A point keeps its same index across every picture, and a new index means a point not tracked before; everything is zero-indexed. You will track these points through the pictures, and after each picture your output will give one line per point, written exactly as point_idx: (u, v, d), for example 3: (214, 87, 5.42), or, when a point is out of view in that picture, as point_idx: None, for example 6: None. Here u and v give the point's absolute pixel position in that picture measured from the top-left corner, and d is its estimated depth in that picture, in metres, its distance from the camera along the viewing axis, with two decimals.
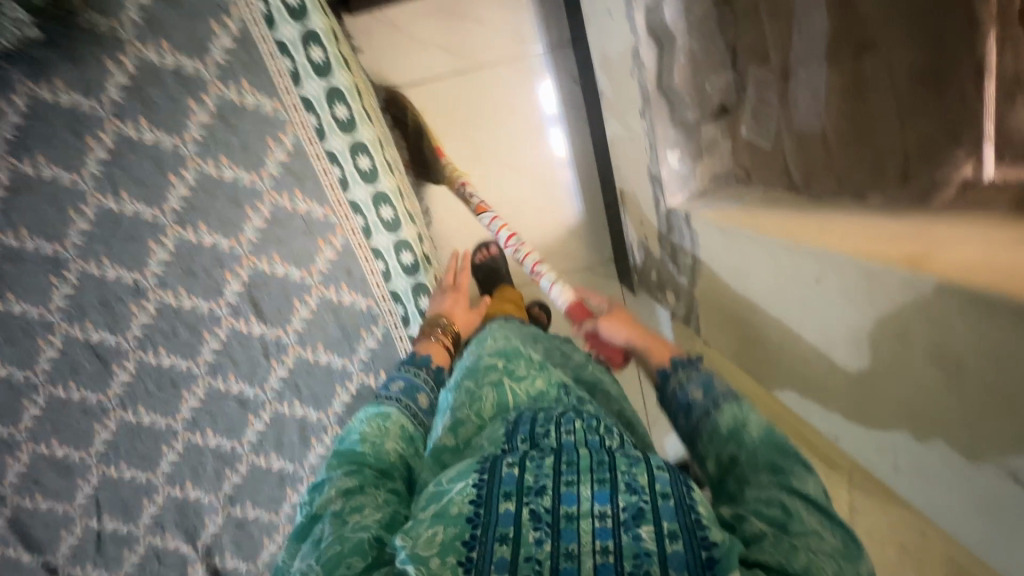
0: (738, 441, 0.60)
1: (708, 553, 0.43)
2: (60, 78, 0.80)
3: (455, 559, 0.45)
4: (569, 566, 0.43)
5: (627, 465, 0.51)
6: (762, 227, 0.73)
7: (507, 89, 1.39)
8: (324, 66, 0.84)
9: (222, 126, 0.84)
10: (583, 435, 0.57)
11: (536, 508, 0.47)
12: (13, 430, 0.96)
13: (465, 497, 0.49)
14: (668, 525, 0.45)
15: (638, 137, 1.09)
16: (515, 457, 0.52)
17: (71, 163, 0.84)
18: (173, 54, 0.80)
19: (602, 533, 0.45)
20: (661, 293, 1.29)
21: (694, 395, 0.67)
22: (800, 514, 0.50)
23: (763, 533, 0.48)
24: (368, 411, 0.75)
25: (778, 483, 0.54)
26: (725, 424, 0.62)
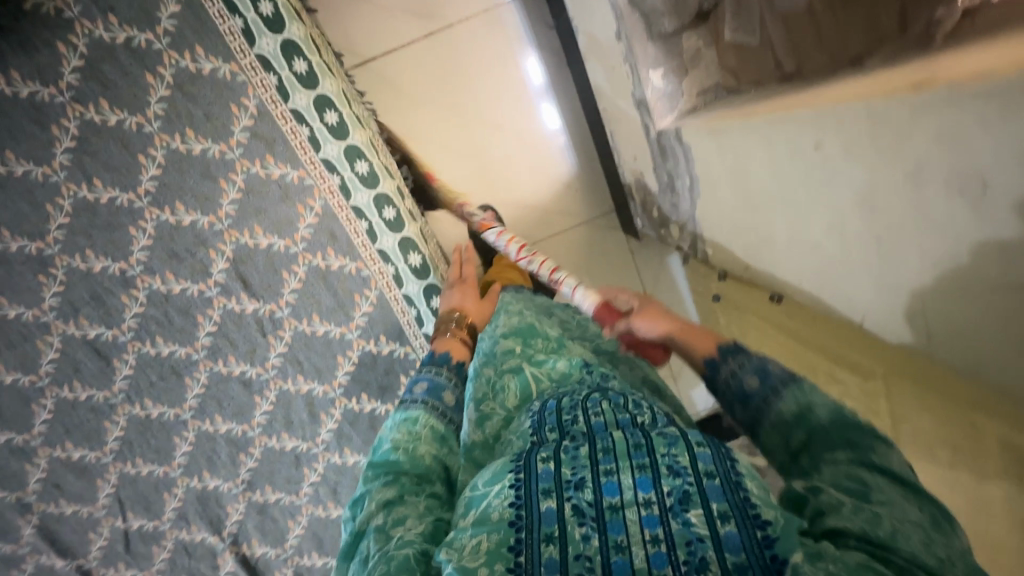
0: (805, 423, 0.51)
1: (763, 532, 0.40)
2: (13, 67, 0.78)
3: (503, 566, 0.41)
4: (620, 560, 0.40)
5: (666, 446, 0.47)
6: (754, 113, 0.67)
7: (481, 44, 1.35)
8: (275, 19, 0.81)
9: (182, 98, 0.82)
10: (613, 416, 0.53)
11: (578, 503, 0.44)
12: (28, 436, 0.96)
13: (504, 501, 0.45)
14: (716, 505, 0.42)
15: (617, 62, 1.04)
16: (549, 449, 0.49)
17: (40, 157, 0.83)
18: (123, 28, 0.79)
19: (649, 521, 0.42)
20: (665, 231, 1.24)
21: (751, 384, 0.56)
22: (882, 486, 0.45)
23: (840, 503, 0.43)
24: (392, 419, 0.68)
25: (858, 457, 0.47)
26: (790, 406, 0.52)
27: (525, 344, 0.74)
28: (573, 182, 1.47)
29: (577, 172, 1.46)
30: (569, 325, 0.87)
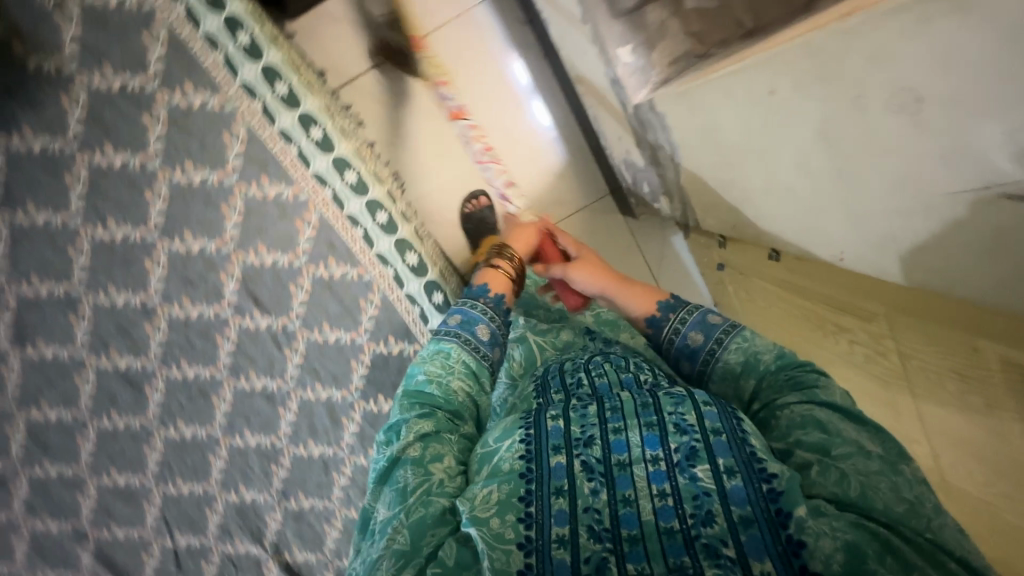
0: (753, 369, 0.61)
1: (769, 485, 0.45)
2: (27, 125, 0.86)
3: (515, 516, 0.46)
4: (628, 512, 0.46)
5: (673, 404, 0.52)
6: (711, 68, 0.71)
7: (459, 46, 1.39)
8: (253, 46, 0.84)
9: (177, 132, 0.88)
10: (616, 378, 0.61)
11: (587, 459, 0.50)
12: (77, 468, 1.03)
13: (515, 455, 0.51)
14: (722, 461, 0.47)
15: (585, 44, 1.07)
16: (557, 409, 0.55)
17: (58, 204, 0.90)
18: (117, 75, 0.85)
19: (656, 477, 0.48)
20: (658, 204, 1.24)
21: (696, 339, 0.66)
22: (841, 427, 0.51)
23: (809, 463, 0.48)
24: (426, 353, 0.70)
25: (807, 399, 0.54)
26: (734, 360, 0.62)
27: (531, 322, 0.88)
28: (566, 171, 1.50)
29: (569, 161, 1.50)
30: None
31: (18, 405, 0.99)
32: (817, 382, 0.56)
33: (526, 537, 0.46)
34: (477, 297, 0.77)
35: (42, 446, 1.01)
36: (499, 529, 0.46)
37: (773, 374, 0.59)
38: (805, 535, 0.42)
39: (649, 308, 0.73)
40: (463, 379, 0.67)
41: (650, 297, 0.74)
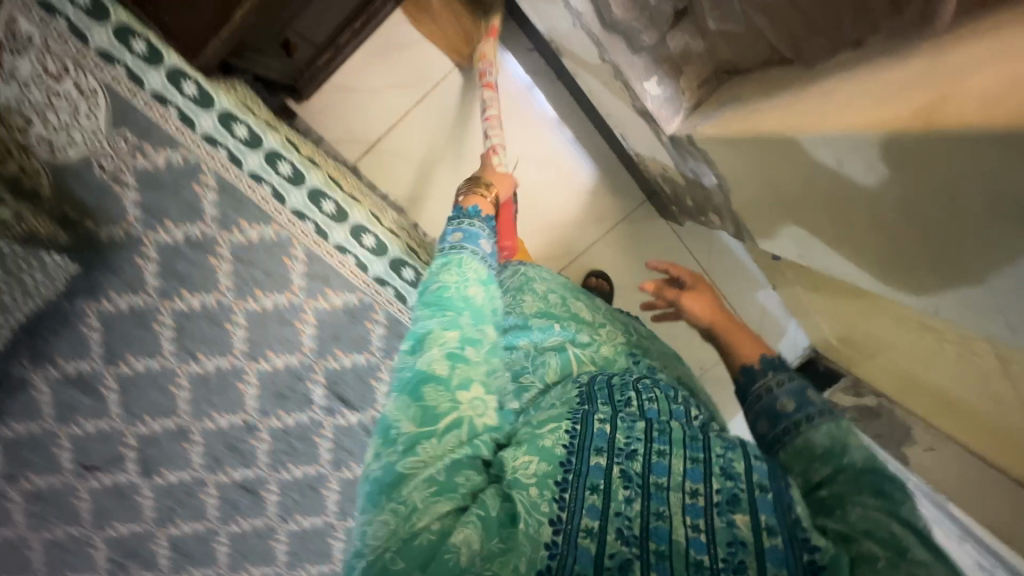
0: (833, 459, 0.46)
1: (811, 557, 0.39)
2: (110, 288, 0.90)
3: (550, 494, 0.42)
4: (660, 527, 0.41)
5: (723, 446, 0.46)
6: (765, 124, 0.69)
7: (468, 89, 1.40)
8: (295, 174, 0.90)
9: (243, 266, 0.93)
10: (666, 408, 0.51)
11: (626, 468, 0.44)
12: (218, 569, 1.12)
13: (559, 438, 0.46)
14: (766, 518, 0.41)
15: (609, 80, 1.04)
16: (606, 412, 0.49)
17: (153, 350, 0.96)
18: (179, 227, 0.89)
19: (693, 510, 0.42)
20: (705, 216, 1.22)
21: (786, 405, 0.52)
22: (919, 548, 0.39)
23: (877, 558, 0.38)
24: (424, 286, 0.60)
25: (891, 512, 0.41)
26: (821, 445, 0.48)
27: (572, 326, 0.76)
28: (596, 187, 1.51)
29: (600, 176, 1.51)
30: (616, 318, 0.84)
31: (157, 525, 1.07)
32: (906, 499, 0.43)
33: (557, 516, 0.41)
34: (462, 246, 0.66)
35: (185, 557, 1.10)
36: (536, 499, 0.42)
37: (851, 470, 0.45)
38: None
39: (757, 352, 0.59)
40: (482, 287, 0.62)
41: (761, 345, 0.60)
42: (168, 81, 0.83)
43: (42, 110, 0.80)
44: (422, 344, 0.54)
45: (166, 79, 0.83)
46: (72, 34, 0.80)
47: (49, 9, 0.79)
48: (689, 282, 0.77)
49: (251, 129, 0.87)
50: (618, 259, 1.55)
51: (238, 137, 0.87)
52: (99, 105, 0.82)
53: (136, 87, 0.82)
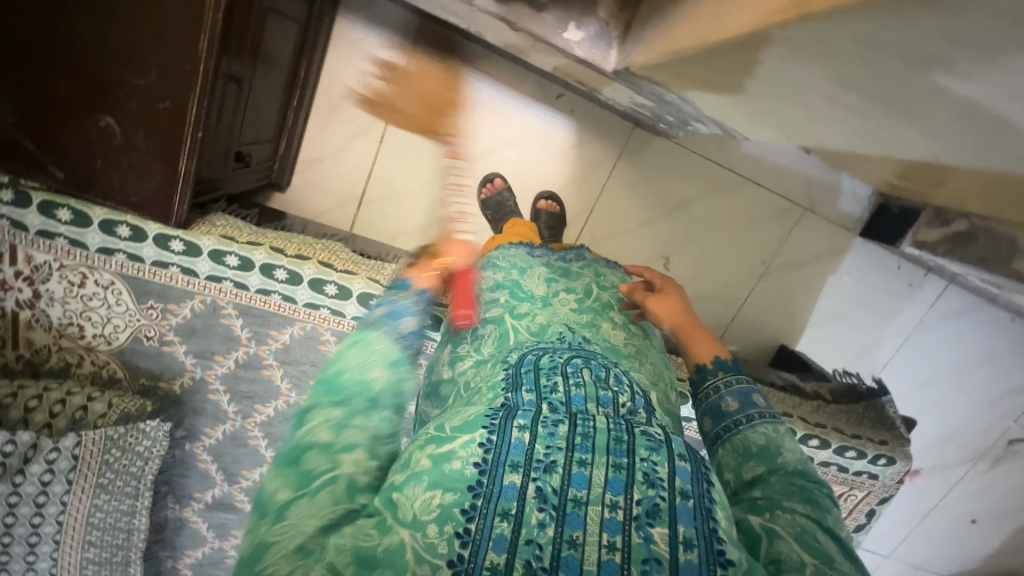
0: (769, 462, 0.58)
1: (723, 570, 0.44)
2: (203, 426, 1.05)
3: (452, 529, 0.42)
4: (569, 556, 0.43)
5: (647, 450, 0.50)
6: (677, 41, 0.66)
7: (422, 108, 1.39)
8: (291, 275, 0.96)
9: (291, 366, 1.02)
10: (592, 393, 0.57)
11: (542, 486, 0.46)
12: None
13: (469, 455, 0.46)
14: (683, 531, 0.45)
15: (532, 43, 0.99)
16: (525, 418, 0.51)
17: (260, 460, 1.09)
18: (227, 356, 1.00)
19: (610, 526, 0.45)
20: (691, 124, 1.14)
21: (732, 405, 0.65)
22: (838, 560, 0.49)
23: (806, 566, 0.48)
24: (348, 345, 0.55)
25: (814, 518, 0.52)
26: (757, 445, 0.60)
27: (514, 316, 0.81)
28: (580, 138, 1.46)
29: (578, 125, 1.45)
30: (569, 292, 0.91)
31: None
32: (827, 509, 0.54)
33: (458, 556, 0.41)
34: (392, 312, 0.60)
35: None
36: (432, 539, 0.42)
37: (778, 474, 0.57)
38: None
39: (708, 358, 0.72)
40: (389, 367, 0.52)
41: (711, 349, 0.73)
42: (158, 248, 0.91)
43: (84, 315, 0.95)
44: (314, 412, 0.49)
45: (154, 246, 0.91)
46: (71, 246, 0.90)
47: (46, 234, 0.89)
48: (658, 286, 0.89)
49: (239, 255, 0.94)
50: (628, 195, 1.53)
51: (232, 266, 0.94)
52: (121, 290, 0.94)
53: (139, 264, 0.92)
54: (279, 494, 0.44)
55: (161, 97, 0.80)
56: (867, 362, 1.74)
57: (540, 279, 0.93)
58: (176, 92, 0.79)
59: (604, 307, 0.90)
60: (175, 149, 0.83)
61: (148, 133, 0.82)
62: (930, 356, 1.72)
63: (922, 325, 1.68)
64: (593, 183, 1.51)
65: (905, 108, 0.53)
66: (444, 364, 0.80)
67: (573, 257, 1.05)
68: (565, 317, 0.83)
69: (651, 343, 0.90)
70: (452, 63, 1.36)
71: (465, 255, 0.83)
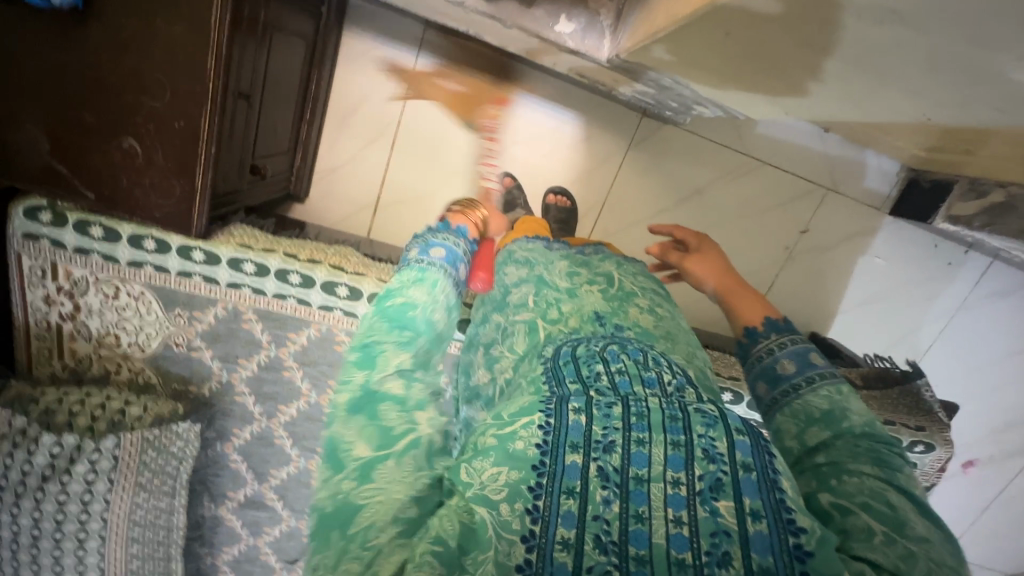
0: (834, 426, 0.53)
1: (795, 540, 0.40)
2: (233, 426, 1.11)
3: (523, 506, 0.41)
4: (638, 530, 0.41)
5: (703, 426, 0.46)
6: (654, 24, 0.66)
7: (432, 110, 1.42)
8: (304, 278, 1.00)
9: (310, 367, 1.07)
10: (637, 377, 0.52)
11: (603, 466, 0.43)
12: None
13: (529, 437, 0.44)
14: (749, 502, 0.42)
15: (526, 40, 1.00)
16: (580, 401, 0.48)
17: (286, 459, 1.14)
18: (250, 359, 1.06)
19: (675, 502, 0.42)
20: (695, 110, 1.13)
21: (788, 367, 0.62)
22: (914, 523, 0.43)
23: (870, 530, 0.42)
24: (409, 277, 0.63)
25: (885, 478, 0.47)
26: (821, 410, 0.55)
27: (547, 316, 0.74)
28: (588, 132, 1.46)
29: (585, 119, 1.45)
30: (594, 282, 0.85)
31: None
32: (900, 469, 0.49)
33: (530, 531, 0.40)
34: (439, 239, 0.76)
35: None
36: (506, 517, 0.41)
37: (844, 433, 0.52)
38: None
39: (757, 319, 0.71)
40: (446, 313, 0.61)
41: (762, 311, 0.72)
42: (181, 259, 0.97)
43: (120, 324, 1.03)
44: (392, 334, 0.53)
45: (178, 257, 0.97)
46: (105, 260, 0.97)
47: (82, 250, 0.96)
48: (693, 245, 0.88)
49: (255, 262, 0.99)
50: (638, 187, 1.52)
51: (250, 273, 0.99)
52: (152, 300, 1.01)
53: (166, 274, 0.99)
54: (352, 442, 0.44)
55: (176, 116, 0.85)
56: (906, 347, 1.65)
57: (562, 271, 0.86)
58: (188, 111, 0.85)
59: (630, 293, 0.84)
60: (190, 163, 0.88)
61: (165, 150, 0.87)
62: (977, 338, 1.62)
63: (964, 306, 1.59)
64: (603, 177, 1.50)
65: (890, 67, 0.51)
66: (480, 364, 0.76)
67: (590, 250, 0.98)
68: (593, 303, 0.77)
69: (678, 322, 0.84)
70: (456, 65, 1.38)
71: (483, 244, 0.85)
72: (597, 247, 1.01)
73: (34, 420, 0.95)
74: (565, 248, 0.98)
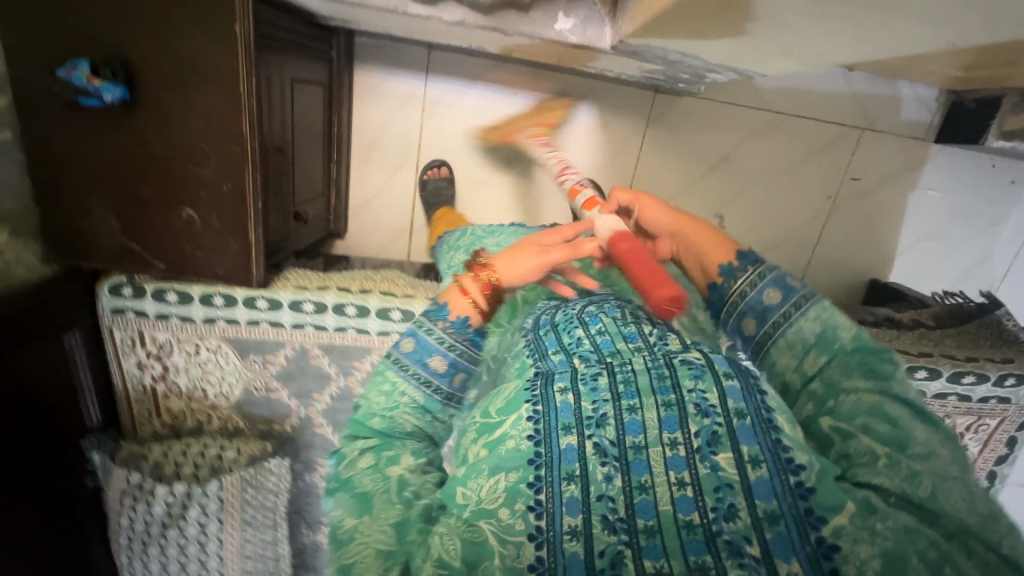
0: (827, 347, 0.67)
1: (797, 480, 0.54)
2: (318, 457, 1.18)
3: (524, 505, 0.55)
4: (643, 499, 0.55)
5: (692, 380, 0.61)
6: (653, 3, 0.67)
7: (450, 128, 1.47)
8: (359, 308, 1.06)
9: None
10: (617, 334, 0.70)
11: (599, 441, 0.58)
12: None
13: (521, 433, 0.59)
14: (748, 450, 0.56)
15: (529, 43, 1.02)
16: (565, 382, 0.63)
17: None
18: (323, 391, 1.13)
19: (675, 463, 0.57)
20: (709, 77, 1.11)
21: (774, 298, 0.74)
22: (939, 451, 0.55)
23: (877, 455, 0.55)
24: (375, 381, 0.69)
25: (878, 389, 0.60)
26: (811, 340, 0.68)
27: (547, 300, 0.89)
28: (603, 119, 1.46)
29: (598, 107, 1.45)
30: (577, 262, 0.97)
31: None
32: (890, 376, 0.61)
33: (536, 525, 0.54)
34: (436, 319, 0.72)
35: None
36: (508, 520, 0.55)
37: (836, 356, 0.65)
38: (840, 539, 0.51)
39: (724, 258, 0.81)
40: (415, 410, 0.67)
41: (727, 247, 0.83)
42: (248, 309, 1.05)
43: (205, 377, 1.12)
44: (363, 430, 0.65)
45: (245, 308, 1.05)
46: (183, 321, 1.06)
47: (162, 316, 1.06)
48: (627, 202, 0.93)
49: (313, 300, 1.05)
50: (663, 163, 1.51)
51: (310, 311, 1.06)
52: (228, 350, 1.10)
53: (237, 326, 1.07)
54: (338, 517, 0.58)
55: (223, 180, 0.93)
56: (979, 278, 1.56)
57: None
58: (233, 174, 0.92)
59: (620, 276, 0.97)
60: (243, 223, 0.95)
61: (219, 214, 0.95)
62: None
63: None
64: (626, 159, 1.50)
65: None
66: None
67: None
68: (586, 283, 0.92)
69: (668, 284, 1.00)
70: (467, 80, 1.42)
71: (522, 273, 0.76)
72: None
73: (147, 474, 1.05)
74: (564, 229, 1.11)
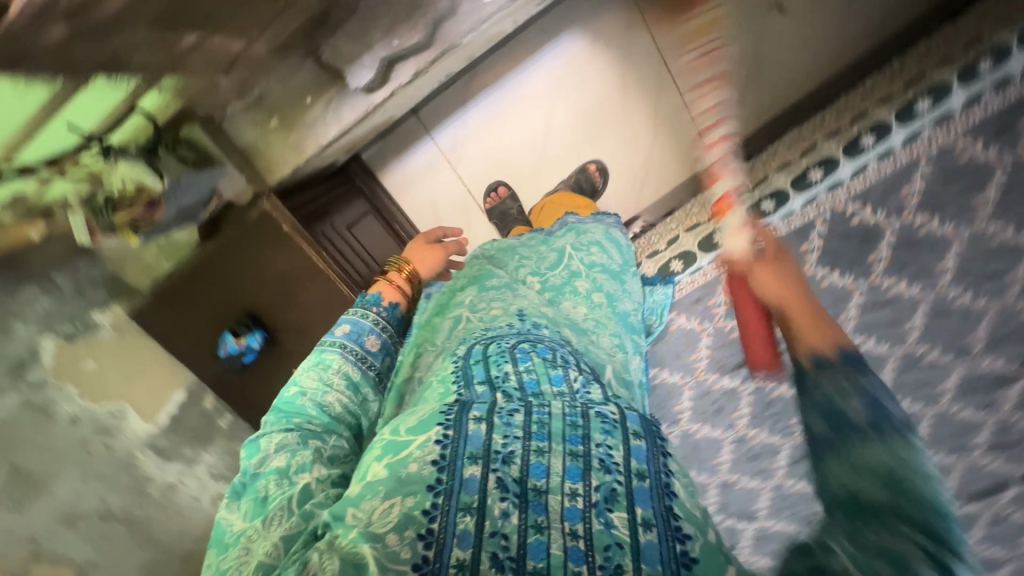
0: (891, 490, 0.32)
1: (682, 547, 0.43)
2: None
3: (414, 532, 0.43)
4: (537, 540, 0.43)
5: (601, 433, 0.51)
6: None
7: (480, 156, 1.47)
8: None
9: None
10: (544, 375, 0.61)
11: (502, 476, 0.47)
12: None
13: (424, 453, 0.48)
14: (641, 512, 0.45)
15: (477, 34, 0.97)
16: (483, 410, 0.52)
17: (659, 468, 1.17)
18: None
19: (571, 513, 0.45)
20: None
21: (868, 456, 0.33)
22: None
23: None
24: (307, 362, 0.70)
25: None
26: (885, 492, 0.32)
27: (479, 289, 0.86)
28: (591, 34, 1.36)
29: (584, 28, 1.36)
30: (525, 257, 0.97)
31: None
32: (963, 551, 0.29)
33: (423, 557, 0.42)
34: (370, 306, 0.82)
35: None
36: (394, 547, 0.42)
37: (878, 504, 0.31)
38: None
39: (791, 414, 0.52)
40: (341, 394, 0.68)
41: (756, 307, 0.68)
42: None
43: None
44: (284, 427, 0.60)
45: None
46: None
47: None
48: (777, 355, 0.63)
49: None
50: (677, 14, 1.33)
51: None
52: None
53: None
54: (227, 521, 0.51)
55: None
56: None
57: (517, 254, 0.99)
58: None
59: (574, 273, 0.93)
60: None
61: None
62: None
63: None
64: (641, 48, 1.37)
65: None
66: (404, 364, 0.80)
67: (555, 228, 1.07)
68: (530, 266, 0.95)
69: (613, 264, 1.00)
70: (459, 110, 1.42)
71: (429, 265, 0.96)
72: (598, 217, 1.11)
73: None
74: (534, 232, 1.07)
